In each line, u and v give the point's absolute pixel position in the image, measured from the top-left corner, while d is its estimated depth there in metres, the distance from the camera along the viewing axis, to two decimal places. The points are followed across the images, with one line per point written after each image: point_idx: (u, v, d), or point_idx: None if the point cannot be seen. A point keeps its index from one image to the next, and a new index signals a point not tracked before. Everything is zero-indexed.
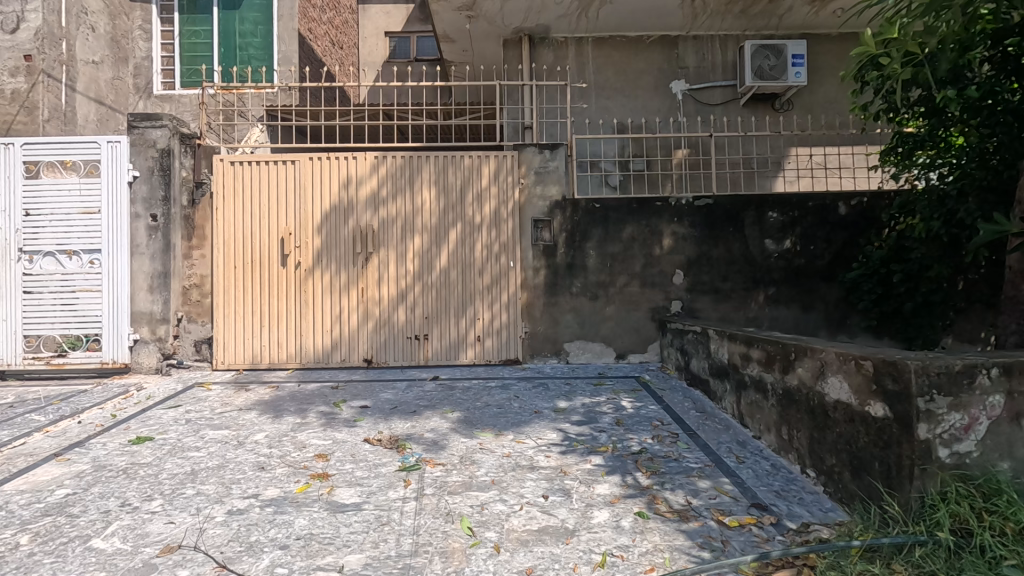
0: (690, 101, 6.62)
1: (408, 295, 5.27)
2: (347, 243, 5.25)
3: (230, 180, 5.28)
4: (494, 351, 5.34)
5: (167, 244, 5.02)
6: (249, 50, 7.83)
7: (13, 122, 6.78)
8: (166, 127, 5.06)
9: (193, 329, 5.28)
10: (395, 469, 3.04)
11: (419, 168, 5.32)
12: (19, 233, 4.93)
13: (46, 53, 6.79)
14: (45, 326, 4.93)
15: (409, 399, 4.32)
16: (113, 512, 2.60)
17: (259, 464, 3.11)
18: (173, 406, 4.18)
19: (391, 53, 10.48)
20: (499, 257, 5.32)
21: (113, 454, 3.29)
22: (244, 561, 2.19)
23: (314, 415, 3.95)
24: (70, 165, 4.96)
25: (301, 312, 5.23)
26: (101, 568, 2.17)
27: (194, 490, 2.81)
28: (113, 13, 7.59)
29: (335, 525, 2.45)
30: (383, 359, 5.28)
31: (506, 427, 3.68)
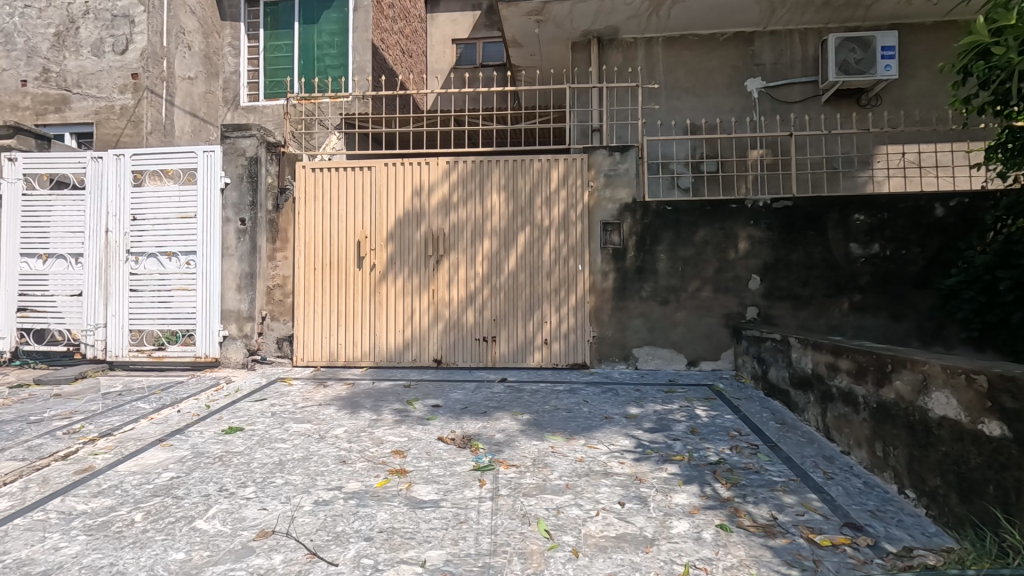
0: (767, 99, 6.37)
1: (477, 298, 5.36)
2: (419, 246, 5.40)
3: (311, 186, 5.56)
4: (561, 355, 5.33)
5: (254, 246, 5.34)
6: (327, 61, 8.22)
7: (121, 136, 7.40)
8: (255, 136, 5.37)
9: (275, 327, 5.58)
10: (470, 469, 3.09)
11: (489, 173, 5.40)
12: (127, 236, 5.39)
13: (149, 71, 7.37)
14: (147, 321, 5.37)
15: (478, 400, 4.39)
16: (212, 496, 2.78)
17: (340, 458, 3.24)
18: (260, 399, 4.44)
19: (457, 60, 10.71)
20: (567, 260, 5.31)
21: (209, 442, 3.53)
22: (333, 550, 2.29)
23: (388, 412, 4.09)
24: (171, 174, 5.39)
25: (375, 313, 5.42)
26: (205, 547, 2.33)
27: (283, 479, 2.97)
28: (207, 32, 8.19)
29: (415, 520, 2.52)
30: (452, 360, 5.38)
31: (577, 431, 3.66)
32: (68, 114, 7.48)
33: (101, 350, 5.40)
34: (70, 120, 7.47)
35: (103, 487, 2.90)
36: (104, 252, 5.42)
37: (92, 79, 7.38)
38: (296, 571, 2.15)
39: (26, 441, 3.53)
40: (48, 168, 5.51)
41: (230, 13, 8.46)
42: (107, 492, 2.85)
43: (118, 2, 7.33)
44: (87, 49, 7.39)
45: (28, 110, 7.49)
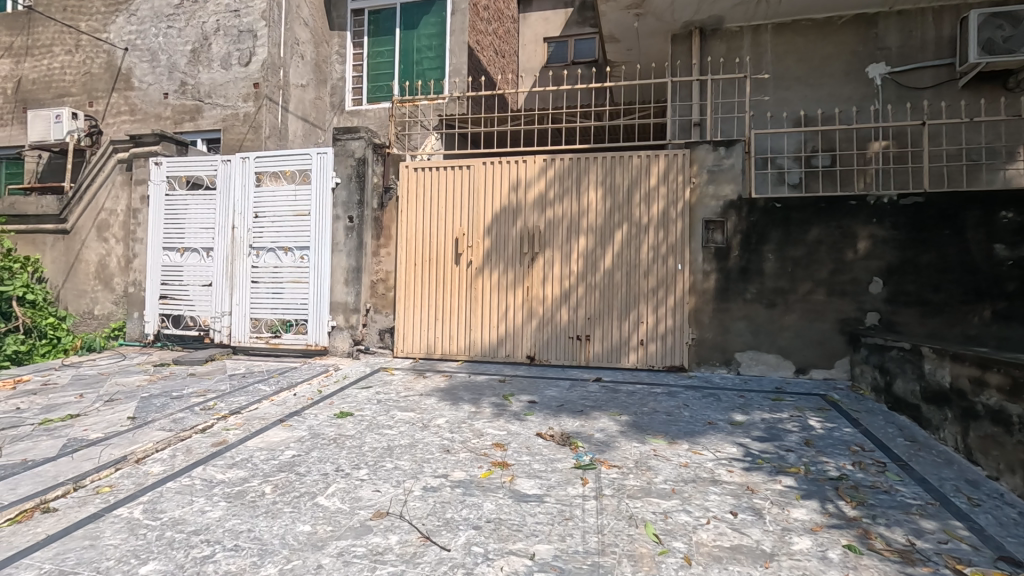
0: (891, 86, 5.84)
1: (572, 295, 5.34)
2: (514, 242, 5.47)
3: (413, 184, 5.78)
4: (658, 356, 5.19)
5: (360, 243, 5.65)
6: (425, 64, 8.52)
7: (244, 141, 8.07)
8: (363, 138, 5.68)
9: (378, 319, 5.87)
10: (571, 466, 3.08)
11: (586, 169, 5.35)
12: (250, 232, 5.90)
13: (269, 80, 7.98)
14: (265, 310, 5.84)
15: (573, 398, 4.37)
16: (330, 475, 2.98)
17: (444, 447, 3.35)
18: (365, 387, 4.70)
19: (549, 58, 10.73)
20: (666, 258, 5.16)
21: (324, 424, 3.79)
22: (444, 535, 2.37)
23: (487, 405, 4.18)
24: (289, 174, 5.82)
25: (471, 308, 5.55)
26: (328, 523, 2.49)
27: (393, 464, 3.11)
28: (317, 42, 8.77)
29: (521, 513, 2.55)
30: (546, 357, 5.40)
31: (679, 435, 3.55)
32: (201, 122, 8.26)
33: (226, 336, 5.96)
34: (201, 127, 8.26)
35: (236, 459, 3.20)
36: (230, 246, 5.95)
37: (221, 90, 8.13)
38: (412, 552, 2.24)
39: (171, 414, 3.96)
40: (186, 171, 6.16)
41: (338, 23, 9.02)
42: (240, 464, 3.13)
43: (244, 19, 8.03)
44: (217, 62, 8.15)
45: (168, 119, 8.37)
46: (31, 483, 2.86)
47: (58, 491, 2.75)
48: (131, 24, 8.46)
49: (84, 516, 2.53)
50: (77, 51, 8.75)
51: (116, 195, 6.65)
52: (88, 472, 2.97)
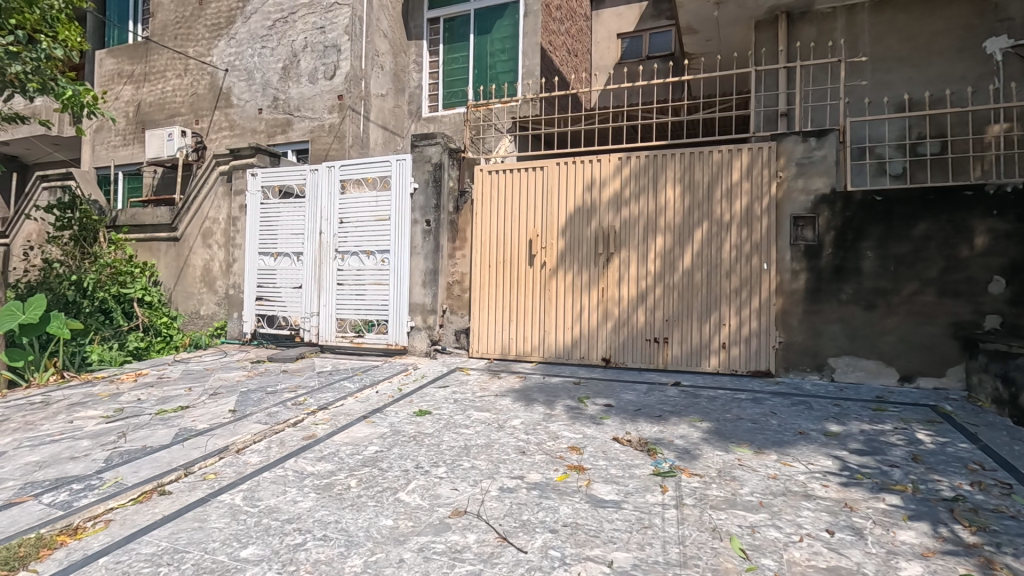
0: (1014, 61, 5.23)
1: (649, 297, 5.20)
2: (589, 242, 5.40)
3: (487, 187, 5.85)
4: (741, 360, 4.94)
5: (437, 246, 5.80)
6: (499, 68, 8.62)
7: (330, 150, 8.50)
8: (439, 144, 5.82)
9: (454, 320, 6.00)
10: (649, 473, 3.00)
11: (664, 166, 5.19)
12: (335, 237, 6.22)
13: (351, 91, 8.36)
14: (350, 311, 6.13)
15: (651, 402, 4.25)
16: (410, 471, 3.07)
17: (520, 448, 3.37)
18: (443, 386, 4.81)
19: (622, 54, 10.55)
20: (751, 257, 4.90)
21: (404, 422, 3.92)
22: (521, 537, 2.37)
23: (561, 408, 4.15)
24: (370, 181, 6.09)
25: (545, 309, 5.55)
26: (409, 518, 2.57)
27: (470, 463, 3.16)
28: (396, 53, 9.12)
29: (599, 519, 2.51)
30: (622, 359, 5.29)
31: (767, 445, 3.35)
32: (291, 134, 8.79)
33: (315, 335, 6.32)
34: (291, 139, 8.78)
35: (325, 453, 3.37)
36: (318, 250, 6.30)
37: (308, 104, 8.63)
38: (490, 552, 2.26)
39: (267, 408, 4.25)
40: (279, 181, 6.59)
41: (415, 32, 9.33)
42: (327, 457, 3.31)
43: (329, 35, 8.47)
44: (305, 78, 8.65)
45: (262, 133, 8.98)
46: (150, 467, 3.17)
47: (172, 476, 3.03)
48: (231, 47, 9.20)
49: (193, 499, 2.77)
50: (185, 75, 9.63)
51: (218, 205, 7.23)
52: (197, 460, 3.25)
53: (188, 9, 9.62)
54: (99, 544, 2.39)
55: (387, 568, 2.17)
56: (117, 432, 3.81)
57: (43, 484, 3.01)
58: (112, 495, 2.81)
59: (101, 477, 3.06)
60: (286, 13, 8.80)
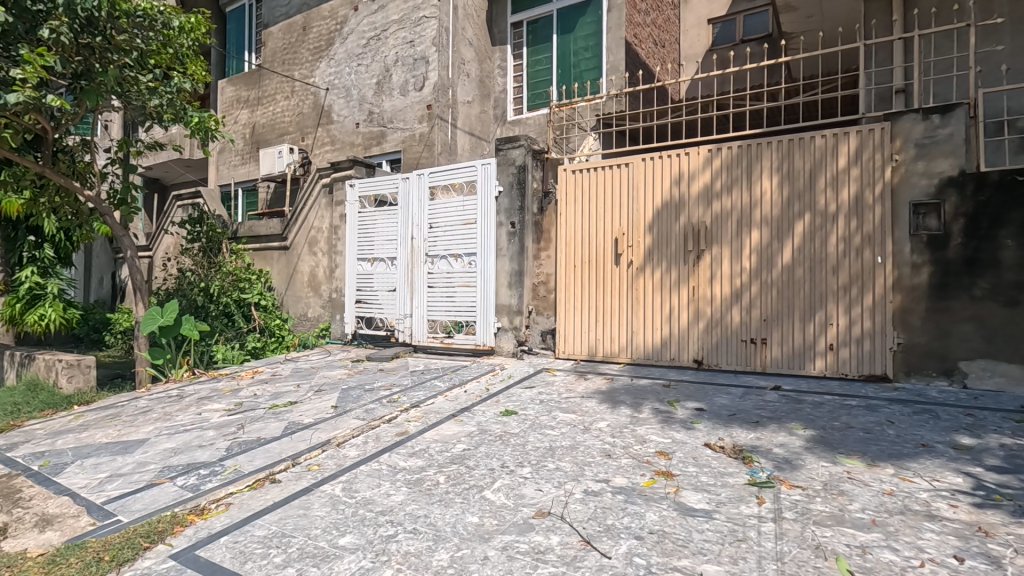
0: None
1: (744, 295, 4.91)
2: (678, 239, 5.20)
3: (572, 186, 5.82)
4: (852, 364, 4.52)
5: (522, 247, 5.85)
6: (583, 66, 8.54)
7: (420, 158, 8.79)
8: (523, 146, 5.87)
9: (540, 320, 6.00)
10: (744, 482, 2.83)
11: (758, 156, 4.88)
12: (425, 241, 6.48)
13: (440, 100, 8.62)
14: (440, 313, 6.36)
15: (748, 408, 4.01)
16: (496, 471, 3.12)
17: (606, 451, 3.31)
18: (529, 387, 4.85)
19: (713, 41, 10.07)
20: (861, 251, 4.47)
21: (491, 421, 3.99)
22: (605, 542, 2.33)
23: (649, 411, 4.03)
24: (457, 187, 6.27)
25: (633, 309, 5.41)
26: (494, 516, 2.61)
27: (554, 464, 3.16)
28: (481, 59, 9.33)
29: (687, 528, 2.40)
30: (715, 361, 5.04)
31: (882, 457, 3.04)
32: (385, 145, 9.24)
33: (409, 336, 6.62)
34: (385, 150, 9.23)
35: (416, 449, 3.52)
36: (411, 255, 6.60)
37: (400, 115, 9.04)
38: (573, 555, 2.24)
39: (365, 405, 4.51)
40: (375, 191, 6.99)
41: (499, 38, 9.49)
42: (418, 453, 3.45)
43: (418, 48, 8.83)
44: (397, 90, 9.08)
45: (359, 145, 9.53)
46: (263, 457, 3.48)
47: (281, 466, 3.31)
48: (331, 67, 9.88)
49: (299, 488, 3.01)
50: (292, 96, 10.47)
51: (322, 215, 7.78)
52: (303, 451, 3.53)
53: (294, 35, 10.47)
54: (221, 524, 2.66)
55: (472, 565, 2.22)
56: (237, 424, 4.22)
57: (177, 468, 3.41)
58: (232, 481, 3.13)
59: (223, 464, 3.41)
60: (379, 31, 9.30)
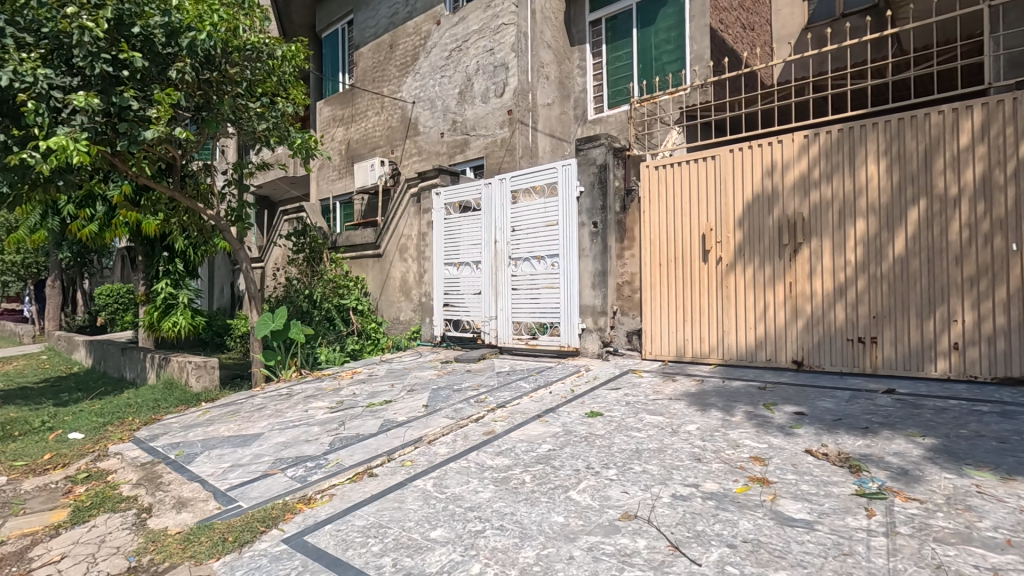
0: None
1: (850, 290, 4.54)
2: (772, 233, 4.92)
3: (655, 183, 5.67)
4: (982, 365, 4.04)
5: (605, 247, 5.77)
6: (664, 59, 8.30)
7: (502, 163, 8.94)
8: (603, 145, 5.80)
9: (626, 321, 5.89)
10: (851, 493, 2.63)
11: (862, 139, 4.49)
12: (509, 244, 6.59)
13: (520, 105, 8.72)
14: (525, 315, 6.45)
15: (856, 412, 3.70)
16: (581, 471, 3.12)
17: (696, 455, 3.20)
18: (615, 388, 4.78)
19: (809, 17, 9.28)
20: (991, 238, 4.00)
21: (576, 422, 3.99)
22: (694, 548, 2.26)
23: (743, 414, 3.84)
24: (539, 189, 6.32)
25: (724, 308, 5.17)
26: (580, 517, 2.62)
27: (641, 467, 3.10)
28: (560, 60, 9.35)
29: (786, 539, 2.27)
30: (818, 361, 4.70)
31: (1020, 470, 2.70)
32: (468, 152, 9.50)
33: (495, 337, 6.77)
34: (468, 156, 9.48)
35: (502, 447, 3.60)
36: (495, 258, 6.74)
37: (482, 122, 9.26)
38: (660, 560, 2.20)
39: (454, 404, 4.67)
40: (459, 197, 7.22)
41: (578, 37, 9.46)
42: (505, 452, 3.52)
43: (498, 55, 9.01)
44: (479, 98, 9.32)
45: (444, 154, 9.87)
46: (362, 451, 3.72)
47: (378, 460, 3.52)
48: (417, 81, 10.34)
49: (394, 481, 3.19)
50: (382, 112, 11.05)
51: (411, 223, 8.15)
52: (397, 448, 3.72)
53: (383, 53, 11.06)
54: (325, 513, 2.88)
55: (558, 563, 2.24)
56: (339, 421, 4.53)
57: (288, 461, 3.72)
58: (335, 474, 3.38)
59: (327, 458, 3.68)
60: (461, 42, 9.60)
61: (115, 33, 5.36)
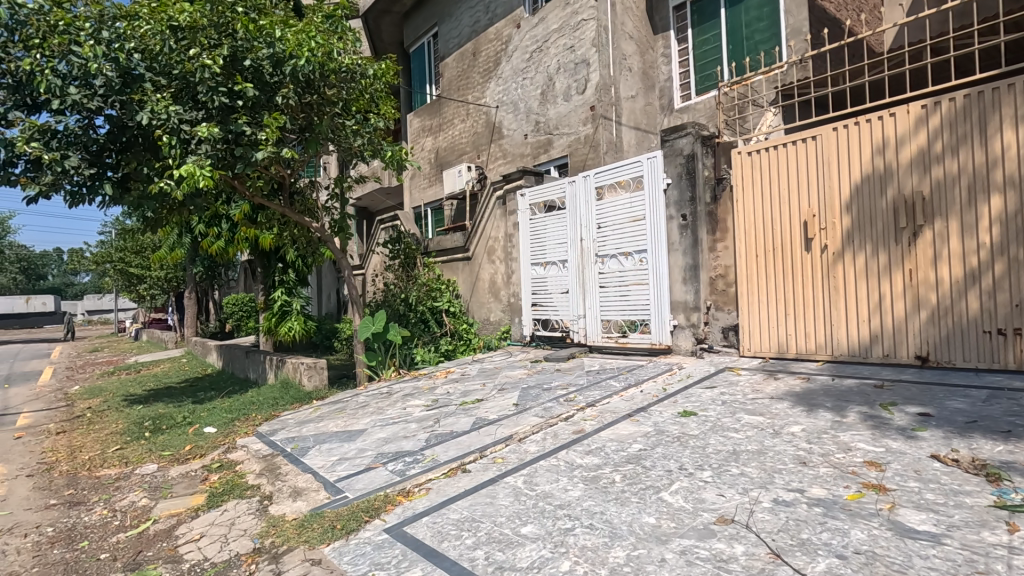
0: None
1: (984, 277, 4.02)
2: (886, 216, 4.47)
3: (747, 170, 5.35)
4: None
5: (695, 240, 5.52)
6: (756, 38, 7.81)
7: (586, 160, 8.85)
8: (690, 134, 5.55)
9: (720, 316, 5.61)
10: (986, 505, 2.33)
11: (994, 104, 3.97)
12: (595, 242, 6.53)
13: (602, 100, 8.59)
14: (613, 312, 6.36)
15: (996, 414, 3.27)
16: (674, 472, 3.02)
17: (800, 458, 2.99)
18: (710, 387, 4.58)
19: None
20: None
21: (668, 422, 3.87)
22: (799, 557, 2.11)
23: (856, 415, 3.53)
24: (624, 184, 6.21)
25: (832, 300, 4.77)
26: (672, 519, 2.54)
27: (738, 470, 2.95)
28: (643, 50, 9.10)
29: (906, 552, 2.06)
30: (948, 356, 4.21)
31: None
32: (552, 152, 9.51)
33: (584, 336, 6.74)
34: (552, 156, 9.49)
35: (591, 447, 3.57)
36: (581, 257, 6.71)
37: (565, 121, 9.24)
38: (760, 567, 2.08)
39: (543, 403, 4.70)
40: (544, 197, 7.26)
41: (661, 25, 9.16)
42: (594, 451, 3.49)
43: (579, 52, 8.94)
44: (561, 97, 9.30)
45: (528, 155, 9.94)
46: (455, 448, 3.86)
47: (471, 457, 3.63)
48: (500, 86, 10.53)
49: (486, 478, 3.27)
50: (468, 118, 11.37)
51: (497, 225, 8.31)
52: (489, 445, 3.83)
53: (466, 62, 11.38)
54: (423, 505, 3.02)
55: (649, 565, 2.20)
56: (434, 418, 4.74)
57: (388, 455, 3.95)
58: (431, 468, 3.54)
59: (424, 453, 3.86)
60: (541, 43, 9.64)
61: (231, 68, 5.97)
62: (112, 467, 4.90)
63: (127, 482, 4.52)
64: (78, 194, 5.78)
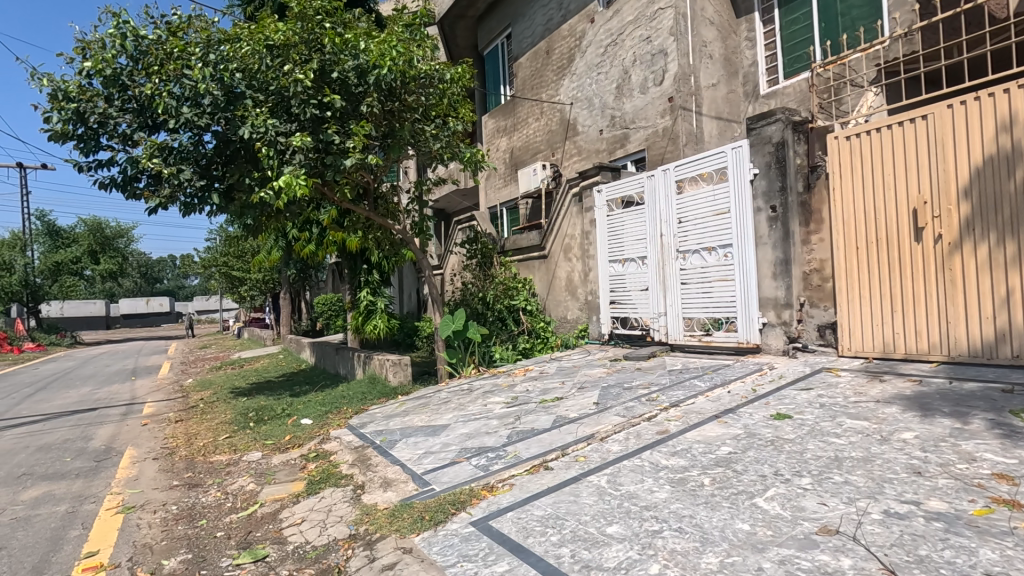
0: None
1: None
2: (1014, 201, 4.01)
3: (845, 155, 4.97)
4: None
5: (786, 232, 5.21)
6: (853, 13, 7.23)
7: (665, 153, 8.59)
8: (780, 121, 5.25)
9: (815, 314, 5.25)
10: None
11: None
12: (676, 237, 6.33)
13: (681, 90, 8.31)
14: (696, 310, 6.14)
15: None
16: (768, 478, 2.87)
17: (914, 468, 2.74)
18: (806, 388, 4.30)
19: None
20: None
21: (760, 424, 3.67)
22: None
23: (980, 422, 3.19)
24: (706, 176, 5.97)
25: (948, 294, 4.33)
26: (768, 527, 2.41)
27: (842, 477, 2.75)
28: (725, 36, 8.71)
29: None
30: None
31: None
32: (628, 147, 9.31)
33: (665, 334, 6.56)
34: (629, 150, 9.29)
35: (677, 448, 3.46)
36: (661, 253, 6.52)
37: (642, 114, 9.02)
38: None
39: (624, 402, 4.62)
40: (621, 193, 7.13)
41: (745, 8, 8.72)
42: (681, 453, 3.39)
43: (656, 42, 8.69)
44: (637, 90, 9.08)
45: (604, 151, 9.78)
46: (537, 446, 3.88)
47: (553, 455, 3.64)
48: (574, 82, 10.45)
49: (569, 476, 3.27)
50: (542, 117, 11.38)
51: (574, 223, 8.25)
52: (570, 443, 3.81)
53: (540, 60, 11.39)
54: (507, 501, 3.06)
55: (745, 573, 2.10)
56: (514, 415, 4.79)
57: (472, 450, 4.04)
58: (514, 465, 3.58)
59: (506, 450, 3.91)
60: (616, 36, 9.47)
61: (321, 81, 6.30)
62: (223, 454, 5.36)
63: (236, 467, 4.92)
64: (191, 205, 6.39)
